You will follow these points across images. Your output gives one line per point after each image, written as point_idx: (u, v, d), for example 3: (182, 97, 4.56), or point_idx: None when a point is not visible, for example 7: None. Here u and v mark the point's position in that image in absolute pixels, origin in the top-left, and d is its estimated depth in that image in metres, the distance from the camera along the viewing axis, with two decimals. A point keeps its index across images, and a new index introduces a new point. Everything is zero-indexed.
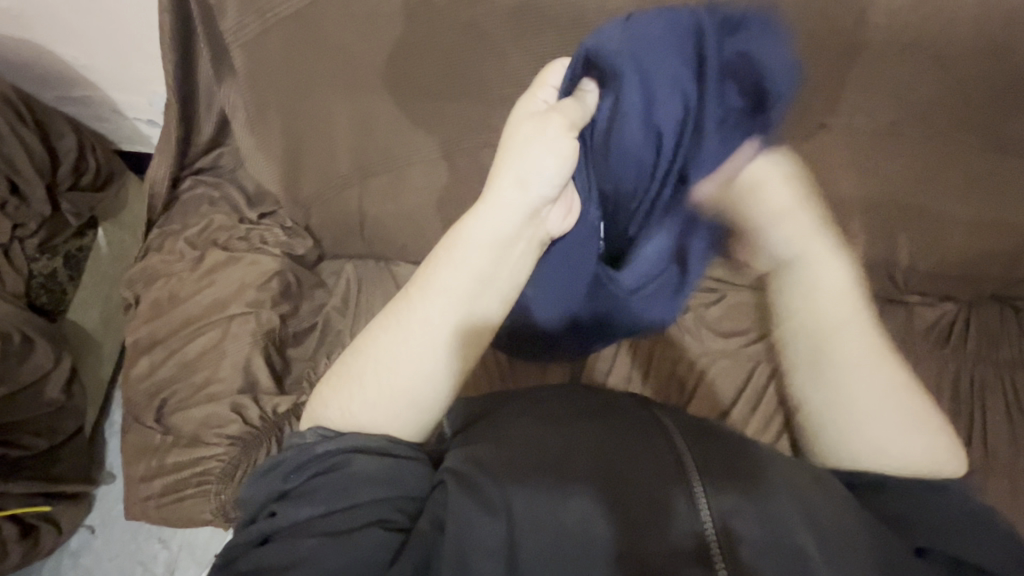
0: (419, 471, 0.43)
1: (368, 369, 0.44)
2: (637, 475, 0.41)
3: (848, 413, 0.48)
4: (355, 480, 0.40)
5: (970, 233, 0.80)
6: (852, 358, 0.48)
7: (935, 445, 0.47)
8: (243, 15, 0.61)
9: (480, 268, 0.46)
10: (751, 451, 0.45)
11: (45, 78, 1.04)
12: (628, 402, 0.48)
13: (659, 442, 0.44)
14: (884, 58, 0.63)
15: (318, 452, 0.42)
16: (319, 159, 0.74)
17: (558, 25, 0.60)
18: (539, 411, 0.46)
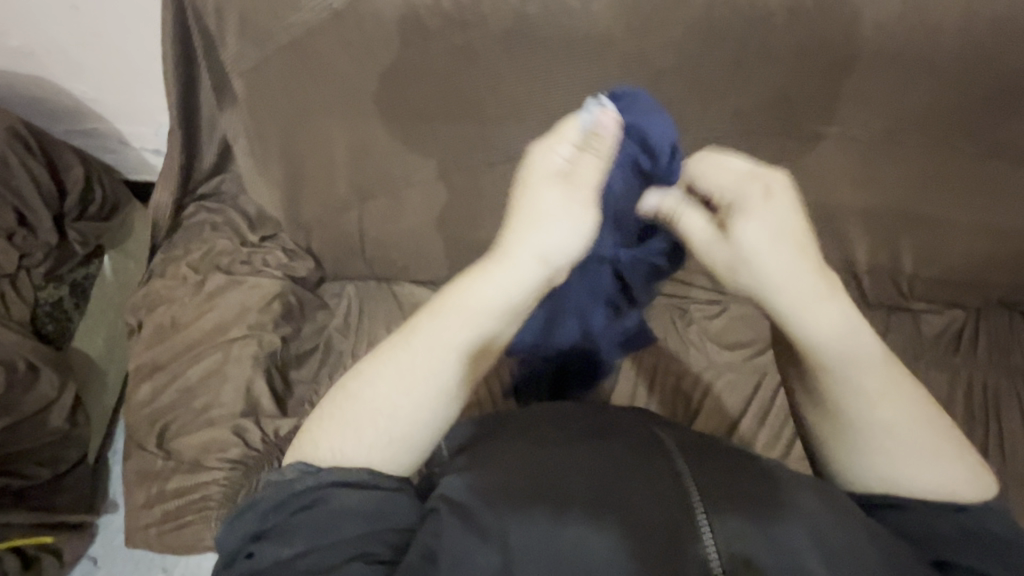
0: (404, 502, 0.41)
1: (363, 413, 0.43)
2: (636, 500, 0.40)
3: (875, 441, 0.46)
4: (337, 516, 0.39)
5: (972, 239, 0.80)
6: (826, 363, 0.46)
7: (950, 463, 0.46)
8: (243, 46, 0.62)
9: (481, 325, 0.45)
10: (753, 477, 0.43)
11: (54, 111, 1.06)
12: (625, 422, 0.47)
13: (656, 461, 0.43)
14: (878, 69, 0.63)
15: (297, 489, 0.40)
16: (319, 183, 0.75)
17: (551, 45, 0.61)
18: (535, 433, 0.45)
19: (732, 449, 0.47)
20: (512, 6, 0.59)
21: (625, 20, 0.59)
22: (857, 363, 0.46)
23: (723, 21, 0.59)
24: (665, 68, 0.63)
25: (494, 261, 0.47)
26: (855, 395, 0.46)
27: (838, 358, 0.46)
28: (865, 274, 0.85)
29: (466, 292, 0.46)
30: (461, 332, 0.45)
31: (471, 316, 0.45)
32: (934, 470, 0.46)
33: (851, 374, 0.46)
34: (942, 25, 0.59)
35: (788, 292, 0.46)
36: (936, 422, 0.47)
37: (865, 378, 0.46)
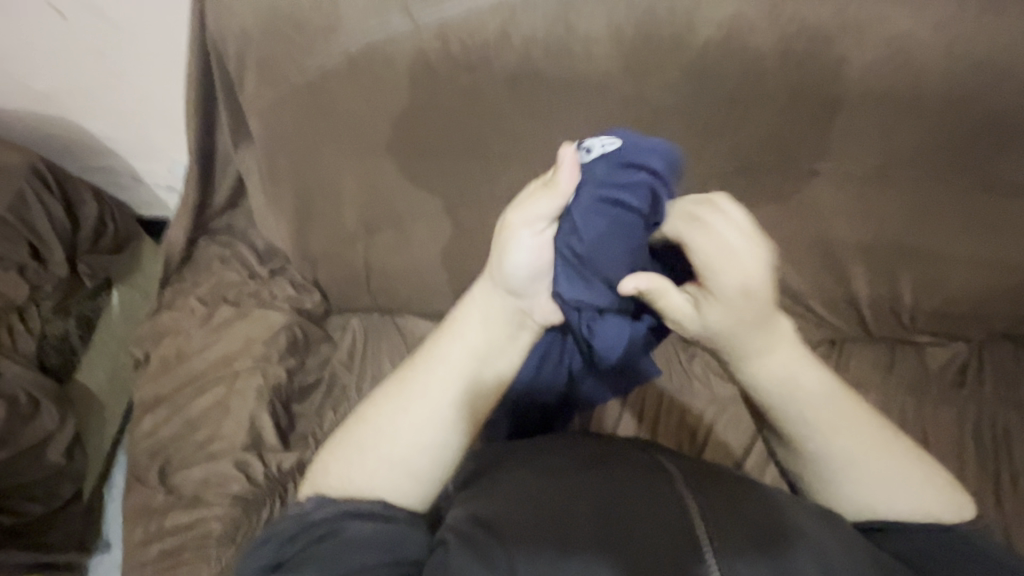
0: (415, 535, 0.43)
1: (372, 438, 0.46)
2: (640, 527, 0.39)
3: (861, 480, 0.48)
4: (349, 544, 0.41)
5: (972, 272, 0.81)
6: (789, 412, 0.49)
7: (920, 485, 0.48)
8: (262, 87, 0.65)
9: (466, 363, 0.49)
10: (761, 503, 0.42)
11: (72, 149, 1.10)
12: (625, 450, 0.47)
13: (660, 486, 0.42)
14: (866, 109, 0.65)
15: (314, 520, 0.44)
16: (328, 218, 0.77)
17: (554, 87, 0.64)
18: (537, 462, 0.46)
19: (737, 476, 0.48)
20: (517, 51, 0.62)
21: (624, 64, 0.62)
22: (812, 407, 0.48)
23: (718, 64, 0.62)
24: (664, 108, 0.65)
25: (471, 303, 0.51)
26: (814, 432, 0.49)
27: (812, 400, 0.48)
28: (867, 307, 0.86)
29: (457, 329, 0.50)
30: (456, 367, 0.48)
31: (459, 350, 0.49)
32: (911, 491, 0.48)
33: (813, 419, 0.48)
34: (927, 70, 0.62)
35: (742, 341, 0.48)
36: (909, 454, 0.50)
37: (821, 419, 0.48)
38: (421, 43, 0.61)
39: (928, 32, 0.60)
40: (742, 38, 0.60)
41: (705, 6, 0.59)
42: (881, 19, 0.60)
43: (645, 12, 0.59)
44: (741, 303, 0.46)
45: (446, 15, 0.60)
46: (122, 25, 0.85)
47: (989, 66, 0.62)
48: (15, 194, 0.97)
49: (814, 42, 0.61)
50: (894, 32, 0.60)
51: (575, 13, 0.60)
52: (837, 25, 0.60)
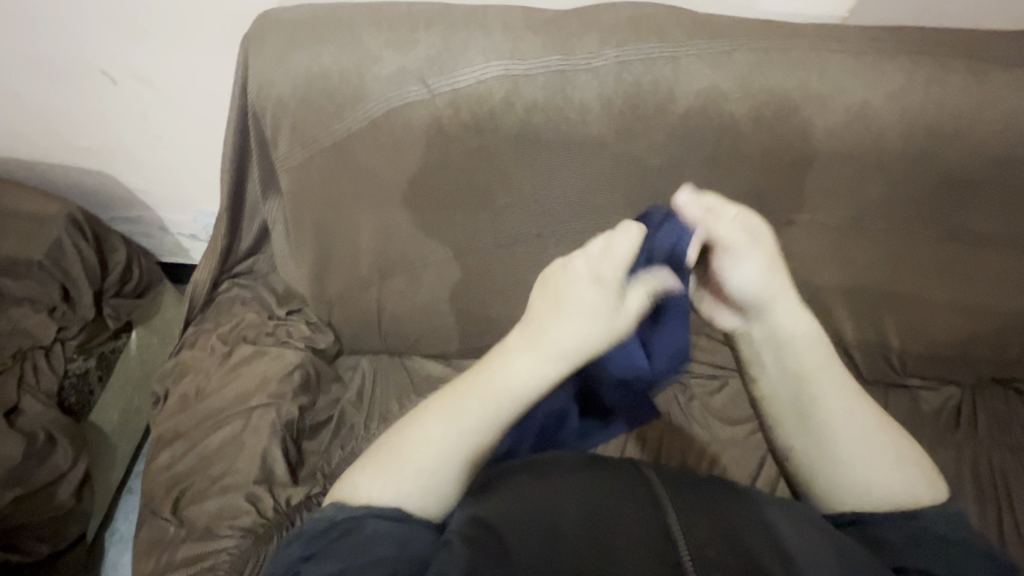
0: (422, 535, 0.47)
1: (404, 467, 0.50)
2: (616, 532, 0.46)
3: (843, 475, 0.54)
4: (368, 537, 0.46)
5: (952, 316, 0.85)
6: (805, 366, 0.56)
7: (903, 470, 0.54)
8: (293, 147, 0.72)
9: (510, 400, 0.53)
10: (727, 522, 0.48)
11: (109, 201, 1.19)
12: (609, 462, 0.54)
13: (644, 505, 0.49)
14: (834, 167, 0.72)
15: (337, 519, 0.48)
16: (344, 263, 0.83)
17: (553, 147, 0.71)
18: (534, 470, 0.52)
19: (721, 493, 0.52)
20: (519, 116, 0.69)
21: (615, 128, 0.70)
22: (823, 368, 0.55)
23: (699, 129, 0.70)
24: (652, 165, 0.73)
25: (529, 342, 0.55)
26: (824, 403, 0.55)
27: (821, 360, 0.56)
28: (854, 349, 0.90)
29: (512, 366, 0.54)
30: (501, 402, 0.53)
31: (510, 390, 0.53)
32: (896, 474, 0.54)
33: (821, 380, 0.55)
34: (887, 131, 0.69)
35: (781, 300, 0.56)
36: (886, 436, 0.55)
37: (822, 386, 0.55)
38: (435, 110, 0.69)
39: (882, 100, 0.67)
40: (718, 106, 0.68)
41: (684, 78, 0.67)
42: (840, 89, 0.67)
43: (632, 83, 0.68)
44: (776, 266, 0.56)
45: (458, 86, 0.68)
46: (166, 91, 0.93)
47: (948, 130, 0.68)
48: (54, 241, 1.03)
49: (783, 108, 0.68)
50: (851, 100, 0.67)
51: (571, 84, 0.67)
52: (801, 95, 0.67)
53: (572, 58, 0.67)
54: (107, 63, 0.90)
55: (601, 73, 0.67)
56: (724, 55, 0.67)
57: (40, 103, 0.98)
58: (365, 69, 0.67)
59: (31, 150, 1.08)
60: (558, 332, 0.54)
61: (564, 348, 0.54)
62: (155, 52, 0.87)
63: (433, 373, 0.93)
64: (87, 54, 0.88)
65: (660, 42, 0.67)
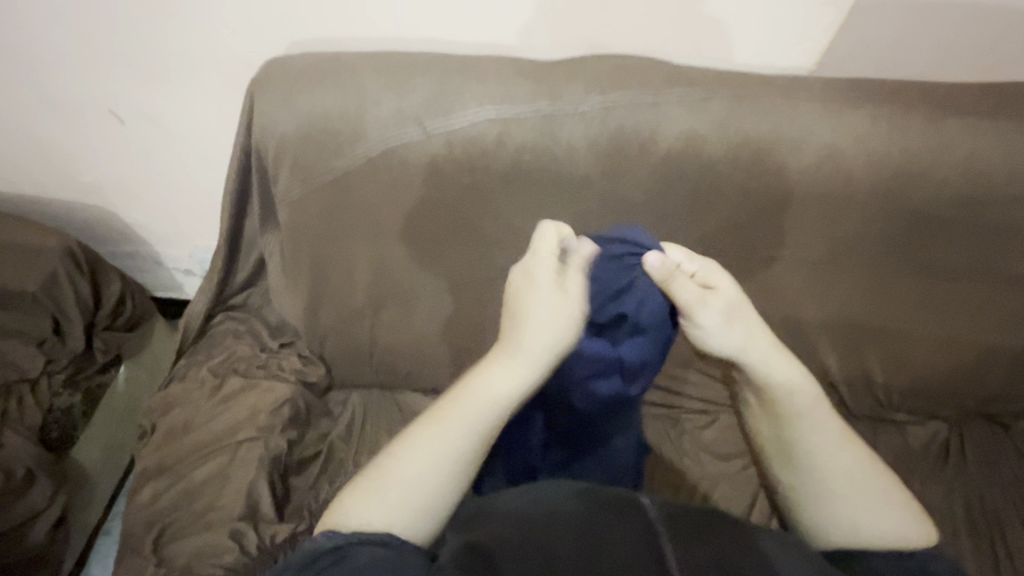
0: (415, 560, 0.45)
1: (396, 488, 0.50)
2: (616, 559, 0.45)
3: (832, 507, 0.55)
4: (359, 565, 0.43)
5: (931, 350, 0.87)
6: (787, 410, 0.57)
7: (893, 511, 0.54)
8: (293, 182, 0.75)
9: (488, 407, 0.55)
10: (729, 549, 0.47)
11: (107, 235, 1.21)
12: (608, 491, 0.53)
13: (641, 533, 0.48)
14: (809, 206, 0.76)
15: (327, 546, 0.46)
16: (338, 295, 0.84)
17: (542, 185, 0.75)
18: (534, 499, 0.52)
19: (721, 522, 0.51)
20: (510, 156, 0.73)
21: (600, 168, 0.74)
22: (809, 413, 0.57)
23: (680, 169, 0.74)
24: (637, 203, 0.76)
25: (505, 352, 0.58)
26: (813, 446, 0.56)
27: (808, 407, 0.57)
28: (839, 383, 0.92)
29: (487, 376, 0.56)
30: (478, 412, 0.54)
31: (486, 398, 0.55)
32: (887, 514, 0.54)
33: (808, 425, 0.56)
34: (856, 173, 0.73)
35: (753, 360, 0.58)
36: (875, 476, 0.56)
37: (810, 430, 0.56)
38: (430, 149, 0.72)
39: (849, 144, 0.72)
40: (696, 148, 0.72)
41: (665, 122, 0.72)
42: (810, 134, 0.72)
43: (616, 126, 0.72)
44: (742, 313, 0.59)
45: (453, 127, 0.71)
46: (172, 130, 0.97)
47: (913, 171, 0.73)
48: (49, 273, 1.04)
49: (758, 151, 0.72)
50: (820, 143, 0.72)
51: (559, 126, 0.72)
52: (774, 139, 0.72)
53: (560, 103, 0.71)
54: (117, 103, 0.94)
55: (587, 116, 0.71)
56: (702, 101, 0.72)
57: (48, 139, 1.01)
58: (364, 111, 0.71)
59: (34, 185, 1.10)
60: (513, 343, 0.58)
61: (532, 359, 0.57)
62: (164, 94, 0.91)
63: (423, 407, 0.93)
64: (99, 95, 0.93)
65: (642, 89, 0.72)
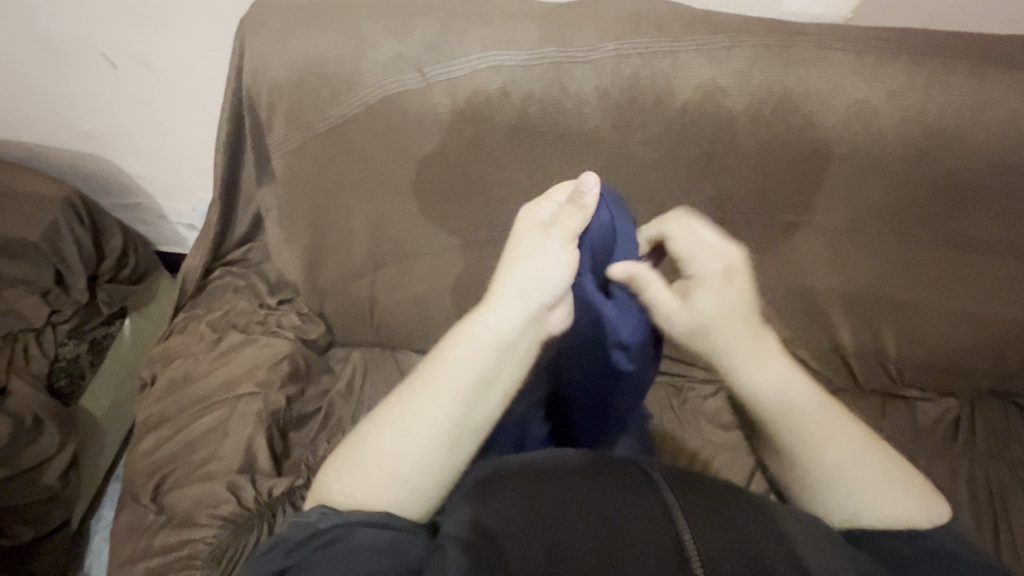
0: (415, 542, 0.44)
1: (382, 464, 0.47)
2: (628, 541, 0.42)
3: (843, 496, 0.52)
4: (353, 551, 0.42)
5: (953, 323, 0.84)
6: (773, 410, 0.53)
7: (899, 490, 0.51)
8: (288, 131, 0.72)
9: (471, 375, 0.50)
10: (755, 522, 0.44)
11: (107, 186, 1.19)
12: (619, 460, 0.48)
13: (655, 509, 0.44)
14: (835, 168, 0.71)
15: (316, 528, 0.45)
16: (337, 250, 0.82)
17: (549, 139, 0.71)
18: (539, 466, 0.47)
19: (743, 492, 0.47)
20: (515, 107, 0.68)
21: (611, 121, 0.69)
22: (796, 411, 0.53)
23: (696, 125, 0.69)
24: (649, 161, 0.72)
25: (482, 309, 0.52)
26: (802, 439, 0.53)
27: (795, 407, 0.53)
28: (851, 356, 0.89)
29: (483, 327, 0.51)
30: (444, 394, 0.49)
31: (454, 366, 0.50)
32: (899, 499, 0.51)
33: (796, 420, 0.53)
34: (887, 134, 0.68)
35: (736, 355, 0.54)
36: (885, 460, 0.52)
37: (807, 424, 0.53)
38: (431, 98, 0.68)
39: (882, 100, 0.66)
40: (716, 101, 0.67)
41: (682, 72, 0.67)
42: (839, 88, 0.66)
43: (629, 76, 0.67)
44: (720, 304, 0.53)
45: (454, 74, 0.67)
46: (166, 76, 0.93)
47: (950, 133, 0.67)
48: (49, 223, 1.02)
49: (783, 106, 0.67)
50: (850, 99, 0.67)
51: (569, 76, 0.67)
52: (802, 92, 0.67)
53: (571, 49, 0.66)
54: (108, 46, 0.90)
55: (599, 65, 0.67)
56: (724, 50, 0.66)
57: (39, 84, 0.98)
58: (361, 54, 0.66)
59: (31, 134, 1.08)
60: (509, 287, 0.52)
61: (510, 307, 0.51)
62: (156, 36, 0.87)
63: None
64: (90, 37, 0.89)
65: (660, 36, 0.66)
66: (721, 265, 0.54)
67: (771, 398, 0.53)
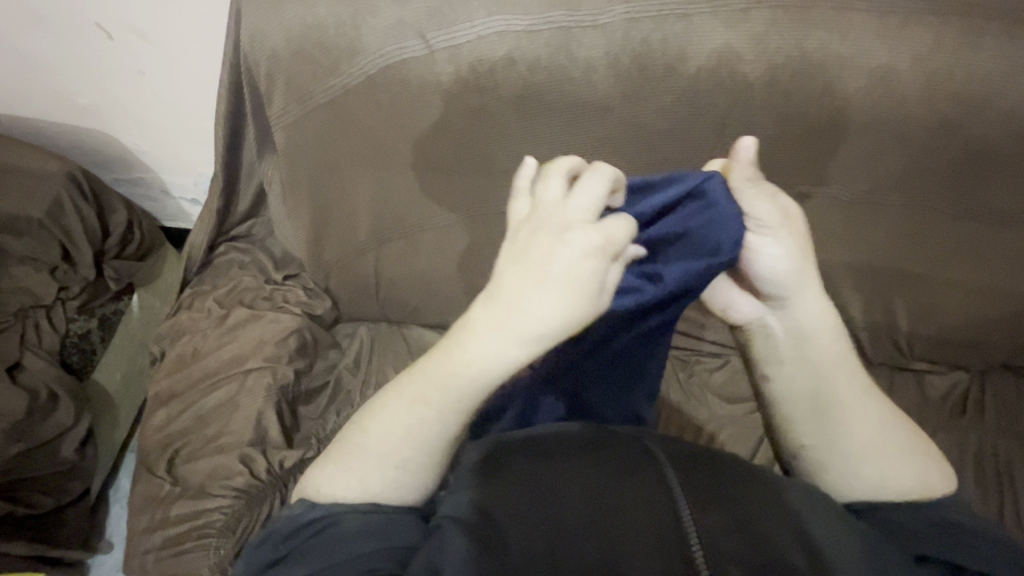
0: (410, 522, 0.46)
1: (368, 458, 0.47)
2: (630, 519, 0.41)
3: (867, 467, 0.50)
4: (345, 535, 0.43)
5: (968, 296, 0.82)
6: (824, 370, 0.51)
7: (915, 461, 0.50)
8: (288, 103, 0.70)
9: (475, 387, 0.45)
10: (771, 504, 0.43)
11: (109, 161, 1.18)
12: (617, 437, 0.47)
13: (652, 487, 0.43)
14: (850, 137, 0.69)
15: (307, 520, 0.45)
16: (342, 225, 0.82)
17: (557, 108, 0.69)
18: (541, 449, 0.46)
19: (752, 469, 0.47)
20: (521, 75, 0.66)
21: (621, 89, 0.67)
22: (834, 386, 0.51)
23: (708, 92, 0.66)
24: (659, 131, 0.70)
25: (487, 310, 0.44)
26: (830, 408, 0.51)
27: (835, 374, 0.51)
28: (861, 330, 0.89)
29: (477, 341, 0.44)
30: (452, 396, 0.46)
31: (469, 371, 0.44)
32: (915, 470, 0.50)
33: (832, 391, 0.51)
34: (909, 99, 0.65)
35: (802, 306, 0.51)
36: (902, 432, 0.51)
37: (838, 384, 0.51)
38: (434, 66, 0.66)
39: (906, 64, 0.63)
40: (731, 66, 0.65)
41: (696, 36, 0.64)
42: (861, 51, 0.63)
43: (641, 40, 0.64)
44: (787, 224, 0.49)
45: (457, 40, 0.64)
46: (162, 47, 0.91)
47: (977, 98, 0.65)
48: (52, 199, 1.01)
49: (801, 71, 0.64)
50: (872, 64, 0.64)
51: (577, 41, 0.64)
52: (821, 56, 0.64)
53: (580, 12, 0.63)
54: (102, 16, 0.87)
55: (609, 29, 0.64)
56: (741, 11, 0.63)
57: (35, 57, 0.96)
58: (360, 21, 0.64)
59: (30, 108, 1.07)
60: (527, 318, 0.42)
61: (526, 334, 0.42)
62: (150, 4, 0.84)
63: (431, 343, 0.92)
64: (82, 7, 0.86)
65: None
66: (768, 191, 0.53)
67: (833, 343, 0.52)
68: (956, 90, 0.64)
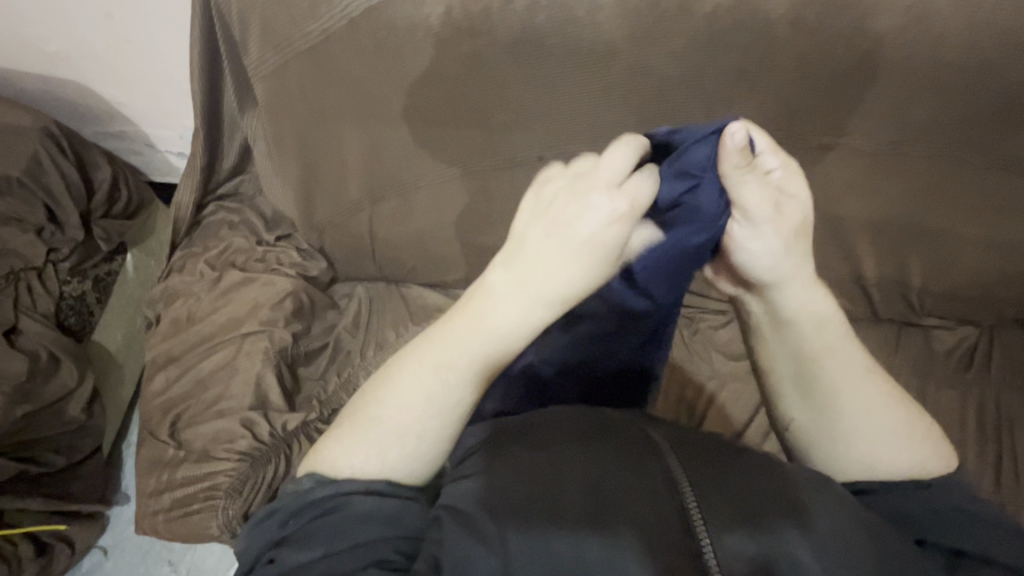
0: (414, 508, 0.44)
1: (382, 434, 0.45)
2: (632, 506, 0.40)
3: (875, 447, 0.48)
4: (355, 520, 0.42)
5: (987, 251, 0.79)
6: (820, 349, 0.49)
7: (919, 441, 0.49)
8: (264, 51, 0.65)
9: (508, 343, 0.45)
10: (790, 491, 0.41)
11: (87, 114, 1.12)
12: (621, 423, 0.46)
13: (654, 476, 0.41)
14: (876, 82, 0.63)
15: (316, 496, 0.44)
16: (333, 184, 0.78)
17: (558, 52, 0.63)
18: (541, 436, 0.44)
19: (760, 455, 0.45)
20: (520, 16, 0.60)
21: (630, 30, 0.61)
22: (849, 362, 0.49)
23: (726, 34, 0.61)
24: (671, 79, 0.65)
25: (509, 271, 0.45)
26: (839, 390, 0.49)
27: (842, 351, 0.49)
28: (872, 288, 0.86)
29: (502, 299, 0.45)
30: (489, 340, 0.45)
31: (495, 334, 0.45)
32: (919, 449, 0.49)
33: (847, 369, 0.49)
34: (944, 38, 0.60)
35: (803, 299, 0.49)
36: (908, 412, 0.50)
37: (851, 372, 0.49)
38: (424, 7, 0.60)
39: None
40: (751, 4, 0.59)
41: None
42: None
43: None
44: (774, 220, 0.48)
45: None
46: None
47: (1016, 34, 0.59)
48: (30, 157, 0.98)
49: (830, 7, 0.59)
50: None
51: None
52: None
53: None
54: None
55: None
56: None
57: None
58: None
59: None
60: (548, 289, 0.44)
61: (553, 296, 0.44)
62: None
63: (431, 303, 0.89)
64: None
65: None
66: (782, 163, 0.47)
67: (840, 346, 0.49)
68: (992, 31, 0.59)
